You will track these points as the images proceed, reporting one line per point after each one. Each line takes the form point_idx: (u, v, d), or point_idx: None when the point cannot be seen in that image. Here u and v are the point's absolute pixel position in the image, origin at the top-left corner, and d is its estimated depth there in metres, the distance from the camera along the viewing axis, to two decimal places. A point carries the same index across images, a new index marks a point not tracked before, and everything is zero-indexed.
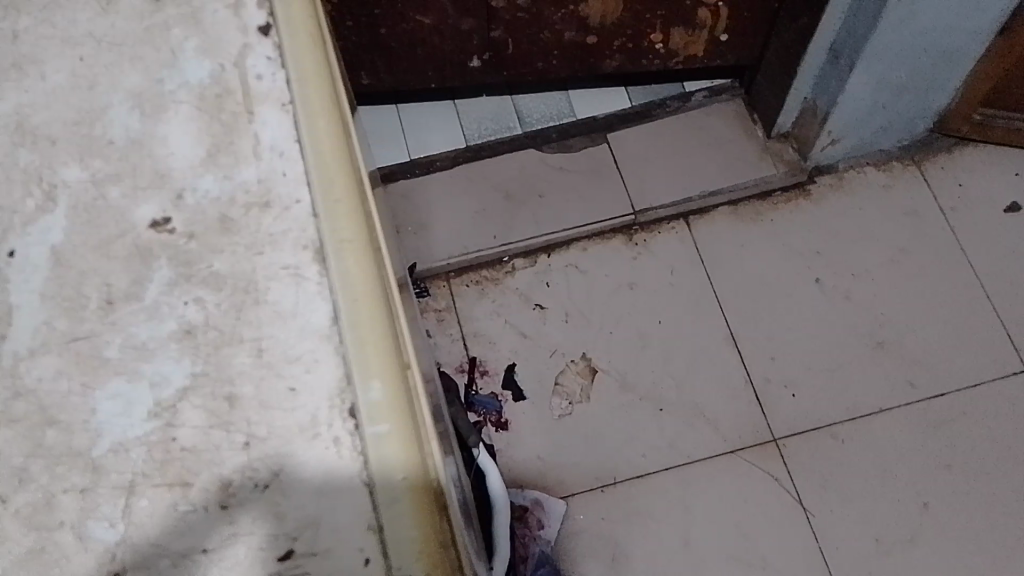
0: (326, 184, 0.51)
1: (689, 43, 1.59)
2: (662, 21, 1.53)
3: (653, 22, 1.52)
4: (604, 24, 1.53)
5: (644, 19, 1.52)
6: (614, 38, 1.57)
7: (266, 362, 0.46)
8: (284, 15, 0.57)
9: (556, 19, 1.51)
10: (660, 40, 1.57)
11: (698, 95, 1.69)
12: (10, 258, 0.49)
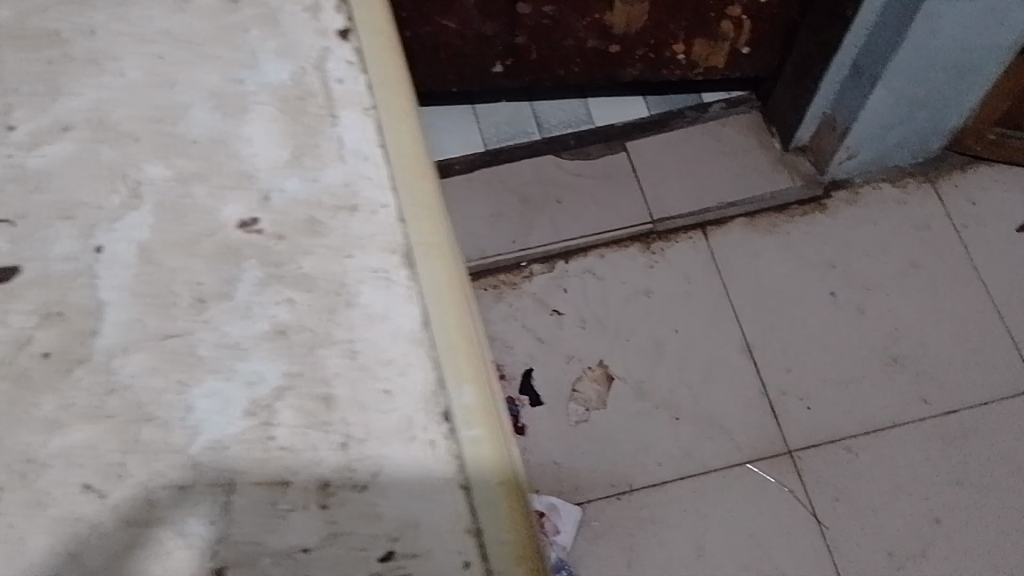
0: (410, 187, 0.51)
1: (711, 55, 1.59)
2: (685, 33, 1.53)
3: (677, 33, 1.53)
4: (628, 33, 1.53)
5: (668, 30, 1.52)
6: (636, 48, 1.57)
7: (360, 364, 0.46)
8: (363, 20, 0.57)
9: (581, 27, 1.51)
10: (682, 51, 1.57)
11: (716, 107, 1.71)
12: (98, 254, 0.49)
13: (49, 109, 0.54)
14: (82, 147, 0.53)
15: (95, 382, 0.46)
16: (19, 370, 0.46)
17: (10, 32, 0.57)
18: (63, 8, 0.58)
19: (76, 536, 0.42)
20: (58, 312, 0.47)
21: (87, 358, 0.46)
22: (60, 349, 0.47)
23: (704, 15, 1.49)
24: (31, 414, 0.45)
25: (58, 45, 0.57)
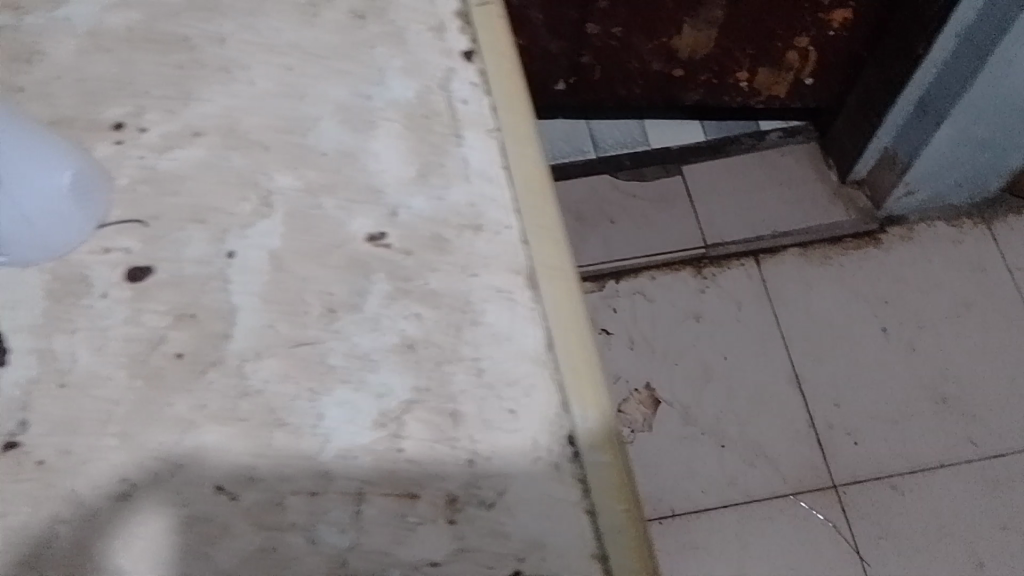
0: (534, 210, 0.52)
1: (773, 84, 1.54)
2: (750, 60, 1.49)
3: (741, 59, 1.49)
4: (693, 57, 1.49)
5: (733, 57, 1.48)
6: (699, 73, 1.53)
7: (486, 383, 0.47)
8: (487, 43, 0.58)
9: (646, 49, 1.48)
10: (745, 78, 1.53)
11: (773, 135, 1.62)
12: (230, 259, 0.51)
13: (181, 113, 0.55)
14: (214, 154, 0.54)
15: (228, 384, 0.47)
16: (154, 369, 0.47)
17: (141, 36, 0.58)
18: (193, 14, 0.59)
19: (208, 536, 0.43)
20: (191, 313, 0.49)
21: (220, 361, 0.48)
22: (194, 351, 0.48)
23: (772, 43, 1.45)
24: (165, 413, 0.46)
25: (188, 50, 0.58)
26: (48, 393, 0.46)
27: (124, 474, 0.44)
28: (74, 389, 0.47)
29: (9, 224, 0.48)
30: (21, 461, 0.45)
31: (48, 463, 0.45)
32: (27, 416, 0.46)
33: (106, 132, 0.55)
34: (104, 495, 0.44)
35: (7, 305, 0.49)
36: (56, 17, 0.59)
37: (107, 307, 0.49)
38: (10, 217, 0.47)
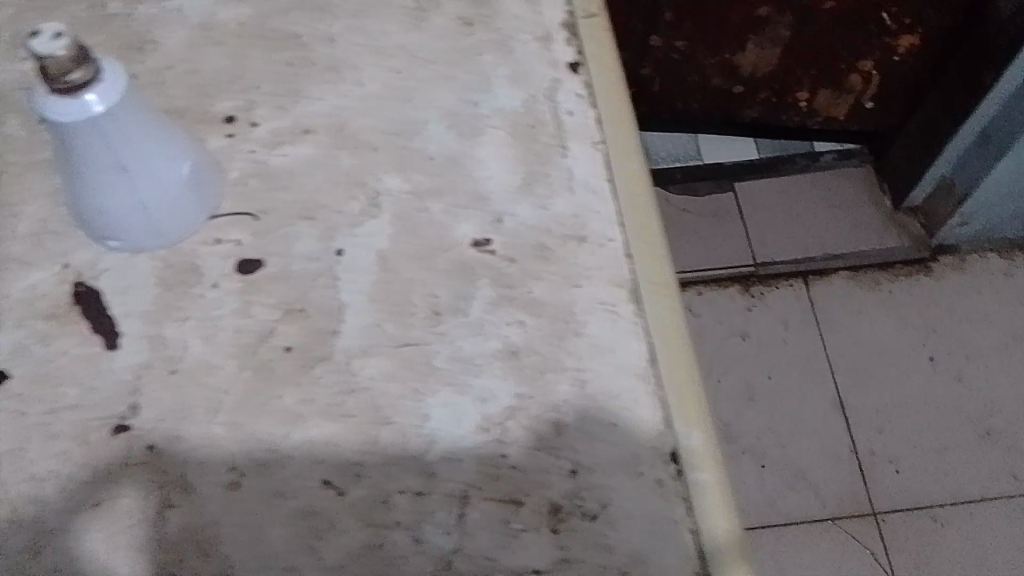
0: (638, 224, 0.52)
1: (831, 106, 1.51)
2: (811, 81, 1.46)
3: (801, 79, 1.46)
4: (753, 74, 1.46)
5: (793, 76, 1.45)
6: (758, 91, 1.50)
7: (589, 395, 0.47)
8: (593, 56, 0.58)
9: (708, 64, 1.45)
10: (804, 98, 1.50)
11: (827, 157, 1.58)
12: (339, 257, 0.52)
13: (292, 110, 0.56)
14: (323, 152, 0.55)
15: (335, 380, 0.48)
16: (263, 360, 0.48)
17: (252, 31, 0.59)
18: (304, 13, 0.60)
19: (315, 531, 0.44)
20: (300, 308, 0.50)
21: (328, 357, 0.49)
22: (301, 346, 0.49)
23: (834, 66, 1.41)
24: (273, 404, 0.47)
25: (298, 48, 0.59)
26: (159, 378, 0.47)
27: (233, 464, 0.45)
28: (184, 376, 0.48)
29: (128, 213, 0.48)
30: (132, 444, 0.46)
31: (158, 449, 0.46)
32: (138, 400, 0.47)
33: (217, 124, 0.55)
34: (213, 483, 0.45)
35: (120, 289, 0.50)
36: (168, 8, 0.60)
37: (218, 298, 0.50)
38: (131, 208, 0.48)
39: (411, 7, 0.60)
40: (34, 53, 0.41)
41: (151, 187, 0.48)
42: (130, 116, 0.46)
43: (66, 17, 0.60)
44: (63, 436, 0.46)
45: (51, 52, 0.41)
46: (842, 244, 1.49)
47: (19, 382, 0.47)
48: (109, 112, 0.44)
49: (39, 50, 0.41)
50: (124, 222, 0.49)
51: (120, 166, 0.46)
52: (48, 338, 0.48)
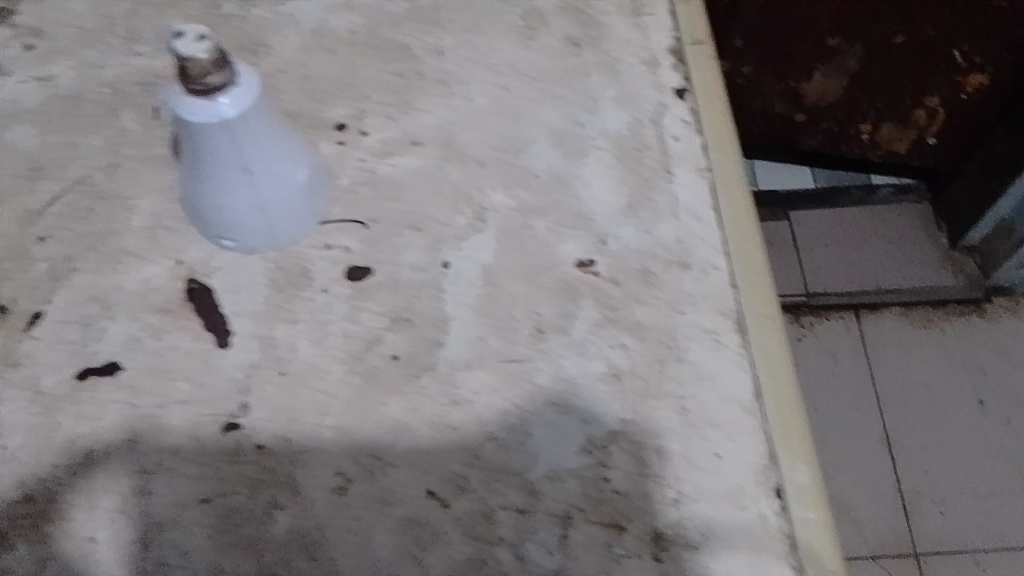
0: (744, 255, 0.52)
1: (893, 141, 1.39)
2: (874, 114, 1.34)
3: (866, 110, 1.33)
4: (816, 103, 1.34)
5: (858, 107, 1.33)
6: (821, 119, 1.38)
7: (692, 423, 0.47)
8: (700, 82, 0.58)
9: (770, 91, 1.34)
10: (867, 131, 1.37)
11: (884, 190, 1.48)
12: (445, 269, 0.52)
13: (401, 121, 0.57)
14: (432, 165, 0.56)
15: (439, 391, 0.49)
16: (371, 367, 0.49)
17: (363, 40, 0.60)
18: (415, 25, 0.61)
19: (420, 541, 0.45)
20: (406, 317, 0.51)
21: (432, 367, 0.49)
22: (407, 355, 0.50)
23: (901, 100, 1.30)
24: (379, 411, 0.48)
25: (408, 60, 0.59)
26: (269, 379, 0.49)
27: (340, 468, 0.46)
28: (293, 378, 0.49)
29: (247, 212, 0.49)
30: (241, 442, 0.47)
31: (267, 448, 0.47)
32: (248, 399, 0.48)
33: (328, 131, 0.57)
34: (320, 487, 0.46)
35: (232, 288, 0.51)
36: (280, 12, 0.61)
37: (328, 302, 0.51)
38: (251, 208, 0.49)
39: (520, 25, 0.61)
40: (177, 55, 0.42)
41: (272, 189, 0.49)
42: (260, 121, 0.47)
43: (182, 16, 0.61)
44: (174, 430, 0.47)
45: (193, 55, 0.42)
46: (899, 280, 1.41)
47: (131, 372, 0.48)
48: (241, 116, 0.45)
49: (183, 52, 0.42)
50: (242, 221, 0.50)
51: (247, 169, 0.47)
52: (161, 332, 0.49)
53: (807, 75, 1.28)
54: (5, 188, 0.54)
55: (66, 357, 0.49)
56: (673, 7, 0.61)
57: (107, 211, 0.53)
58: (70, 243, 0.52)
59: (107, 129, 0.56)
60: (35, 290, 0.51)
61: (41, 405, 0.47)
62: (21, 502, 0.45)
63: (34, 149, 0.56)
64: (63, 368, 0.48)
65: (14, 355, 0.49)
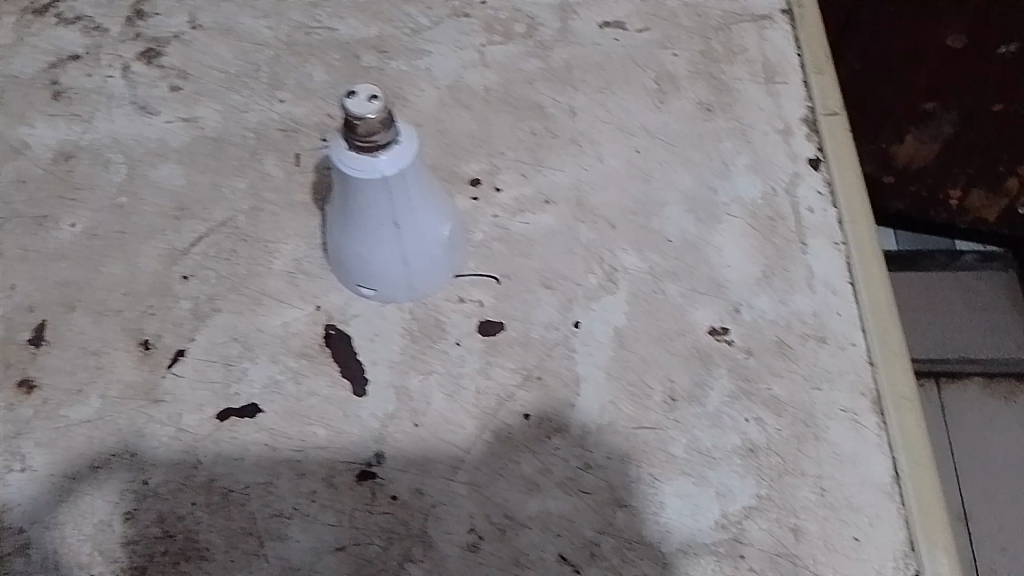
0: (881, 333, 0.52)
1: (982, 207, 1.18)
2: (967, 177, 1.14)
3: (956, 174, 1.13)
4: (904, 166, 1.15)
5: (947, 172, 1.14)
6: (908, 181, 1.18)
7: (829, 503, 0.47)
8: (834, 153, 0.58)
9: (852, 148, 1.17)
10: (955, 197, 1.18)
11: (969, 257, 1.27)
12: (576, 329, 0.52)
13: (534, 178, 0.58)
14: (565, 223, 0.56)
15: (570, 453, 0.48)
16: (502, 425, 0.50)
17: (498, 96, 0.61)
18: (548, 84, 0.62)
19: None
20: (537, 376, 0.51)
21: (564, 428, 0.49)
22: (539, 414, 0.50)
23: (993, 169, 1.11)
24: (512, 469, 0.48)
25: (541, 118, 0.60)
26: (404, 430, 0.49)
27: (472, 525, 0.46)
28: (428, 430, 0.49)
29: (391, 263, 0.50)
30: (376, 491, 0.47)
31: (402, 500, 0.47)
32: (383, 449, 0.49)
33: (462, 186, 0.58)
34: (454, 542, 0.46)
35: (369, 337, 0.52)
36: (417, 65, 0.63)
37: (462, 356, 0.52)
38: (393, 262, 0.50)
39: (653, 87, 0.61)
40: (348, 112, 0.43)
41: (416, 245, 0.50)
42: (415, 181, 0.47)
43: (323, 65, 0.63)
44: (311, 475, 0.48)
45: (363, 114, 0.43)
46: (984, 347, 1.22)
47: (270, 415, 0.49)
48: (400, 174, 0.46)
49: (353, 111, 0.43)
50: (384, 273, 0.51)
51: (395, 226, 0.48)
52: (300, 376, 0.51)
53: (896, 139, 1.12)
54: (152, 224, 0.56)
55: (209, 396, 0.50)
56: (807, 77, 0.61)
57: (248, 254, 0.55)
58: (213, 284, 0.54)
59: (250, 173, 0.58)
60: (179, 327, 0.52)
61: (182, 441, 0.49)
62: (161, 539, 0.46)
63: (179, 188, 0.57)
64: (205, 407, 0.50)
65: (159, 391, 0.50)
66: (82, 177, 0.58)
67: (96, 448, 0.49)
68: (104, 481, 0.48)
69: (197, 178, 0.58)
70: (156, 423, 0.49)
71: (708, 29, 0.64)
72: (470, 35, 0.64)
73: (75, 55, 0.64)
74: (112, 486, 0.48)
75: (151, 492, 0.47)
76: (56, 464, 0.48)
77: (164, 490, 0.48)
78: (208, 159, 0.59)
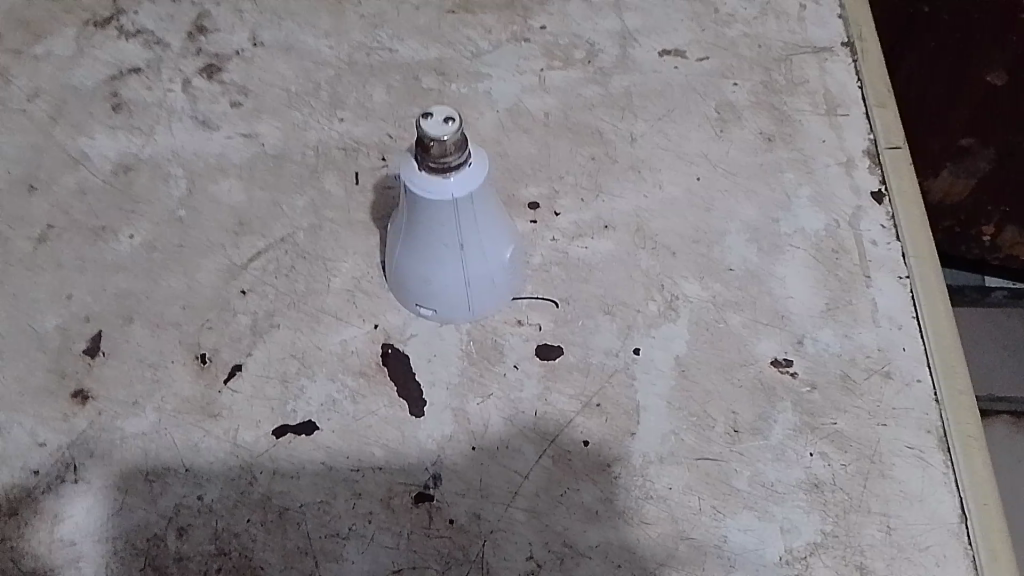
0: (949, 370, 0.51)
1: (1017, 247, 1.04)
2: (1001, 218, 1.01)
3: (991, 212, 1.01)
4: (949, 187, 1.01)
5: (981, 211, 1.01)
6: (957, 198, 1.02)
7: (896, 542, 0.46)
8: (898, 187, 0.57)
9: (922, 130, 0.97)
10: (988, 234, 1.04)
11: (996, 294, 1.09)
12: (635, 356, 0.52)
13: (593, 204, 0.58)
14: (624, 249, 0.56)
15: (631, 483, 0.48)
16: (561, 451, 0.49)
17: (557, 121, 0.61)
18: (607, 110, 0.62)
19: None
20: (597, 403, 0.50)
21: (625, 457, 0.48)
22: (599, 441, 0.49)
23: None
24: (571, 497, 0.47)
25: (600, 143, 0.60)
26: (461, 453, 0.49)
27: (531, 553, 0.46)
28: (486, 454, 0.49)
29: (452, 284, 0.50)
30: (434, 515, 0.47)
31: (459, 524, 0.47)
32: (440, 472, 0.48)
33: (521, 209, 0.58)
34: (513, 569, 0.45)
35: (426, 357, 0.52)
36: (477, 88, 0.63)
37: (520, 379, 0.51)
38: (457, 283, 0.50)
39: (713, 116, 0.61)
40: (425, 133, 0.43)
41: (480, 267, 0.50)
42: (483, 202, 0.47)
43: (383, 85, 0.63)
44: (368, 496, 0.47)
45: (439, 135, 0.43)
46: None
47: (327, 433, 0.49)
48: (470, 196, 0.46)
49: (429, 132, 0.43)
50: (446, 294, 0.51)
51: (461, 246, 0.48)
52: (357, 395, 0.50)
53: (929, 171, 1.00)
54: (211, 239, 0.56)
55: (266, 413, 0.50)
56: (868, 109, 0.61)
57: (307, 271, 0.55)
58: (271, 300, 0.54)
59: (310, 191, 0.58)
60: (237, 342, 0.52)
61: (238, 457, 0.48)
62: (213, 556, 0.46)
63: (238, 203, 0.57)
64: (262, 424, 0.49)
65: (215, 406, 0.50)
66: (142, 189, 0.59)
67: (151, 460, 0.48)
68: (158, 494, 0.47)
69: (257, 194, 0.58)
70: (213, 439, 0.49)
71: (769, 61, 0.64)
72: (530, 60, 0.64)
73: (136, 68, 0.64)
74: (166, 500, 0.47)
75: (205, 508, 0.47)
76: (111, 476, 0.48)
77: (219, 506, 0.47)
78: (268, 176, 0.59)
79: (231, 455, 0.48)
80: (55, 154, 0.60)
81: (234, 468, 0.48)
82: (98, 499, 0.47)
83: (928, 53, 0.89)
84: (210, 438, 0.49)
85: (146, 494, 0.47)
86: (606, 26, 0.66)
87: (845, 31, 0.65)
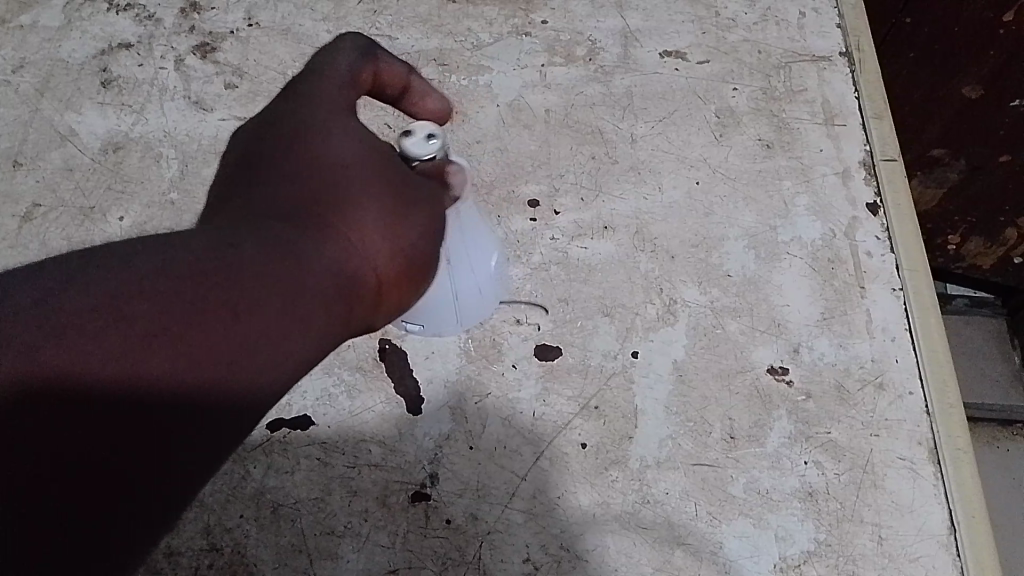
0: (939, 384, 0.51)
1: (977, 256, 0.97)
2: (968, 227, 0.93)
3: (957, 222, 0.93)
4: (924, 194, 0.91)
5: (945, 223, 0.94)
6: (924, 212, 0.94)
7: (888, 553, 0.47)
8: (893, 200, 0.58)
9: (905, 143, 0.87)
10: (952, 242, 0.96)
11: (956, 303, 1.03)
12: (633, 359, 0.52)
13: (594, 204, 0.57)
14: (624, 251, 0.56)
15: (628, 488, 0.48)
16: (559, 454, 0.49)
17: (559, 119, 0.61)
18: (609, 110, 0.61)
19: None
20: (595, 405, 0.50)
21: (622, 461, 0.49)
22: (597, 444, 0.49)
23: (995, 222, 0.91)
24: (568, 500, 0.48)
25: (602, 143, 0.60)
26: (459, 452, 0.48)
27: (528, 555, 0.46)
28: (483, 454, 0.49)
29: (443, 301, 0.49)
30: (430, 514, 0.47)
31: (456, 524, 0.47)
32: (437, 471, 0.48)
33: (522, 206, 0.57)
34: (511, 571, 0.46)
35: (424, 353, 0.51)
36: (478, 82, 0.62)
37: (518, 379, 0.51)
38: (447, 300, 0.49)
39: (714, 122, 0.61)
40: (408, 152, 0.42)
41: (469, 280, 0.49)
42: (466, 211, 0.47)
43: None
44: (364, 494, 0.47)
45: (423, 153, 0.42)
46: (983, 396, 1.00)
47: (322, 428, 0.49)
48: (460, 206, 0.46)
49: (413, 150, 0.42)
50: (438, 312, 0.50)
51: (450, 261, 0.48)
52: (354, 390, 0.50)
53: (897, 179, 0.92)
54: None
55: (326, 181, 0.37)
56: (866, 121, 0.61)
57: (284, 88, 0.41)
58: (309, 92, 0.40)
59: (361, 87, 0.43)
60: None
61: (267, 229, 0.35)
62: (205, 552, 0.45)
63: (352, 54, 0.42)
64: (301, 181, 0.37)
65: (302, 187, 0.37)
66: (133, 170, 0.57)
67: (293, 283, 0.34)
68: (279, 317, 0.33)
69: (359, 36, 0.43)
70: (282, 220, 0.36)
71: (770, 67, 0.63)
72: (531, 55, 0.63)
73: (127, 43, 0.62)
74: (251, 304, 0.32)
75: (274, 281, 0.33)
76: (230, 311, 0.32)
77: (353, 306, 0.37)
78: (391, 93, 0.44)
79: (354, 248, 0.37)
80: (42, 129, 0.58)
81: (286, 240, 0.35)
82: (119, 332, 0.29)
83: (907, 65, 0.79)
84: (325, 229, 0.36)
85: (156, 282, 0.30)
86: (608, 24, 0.65)
87: (844, 41, 0.64)
